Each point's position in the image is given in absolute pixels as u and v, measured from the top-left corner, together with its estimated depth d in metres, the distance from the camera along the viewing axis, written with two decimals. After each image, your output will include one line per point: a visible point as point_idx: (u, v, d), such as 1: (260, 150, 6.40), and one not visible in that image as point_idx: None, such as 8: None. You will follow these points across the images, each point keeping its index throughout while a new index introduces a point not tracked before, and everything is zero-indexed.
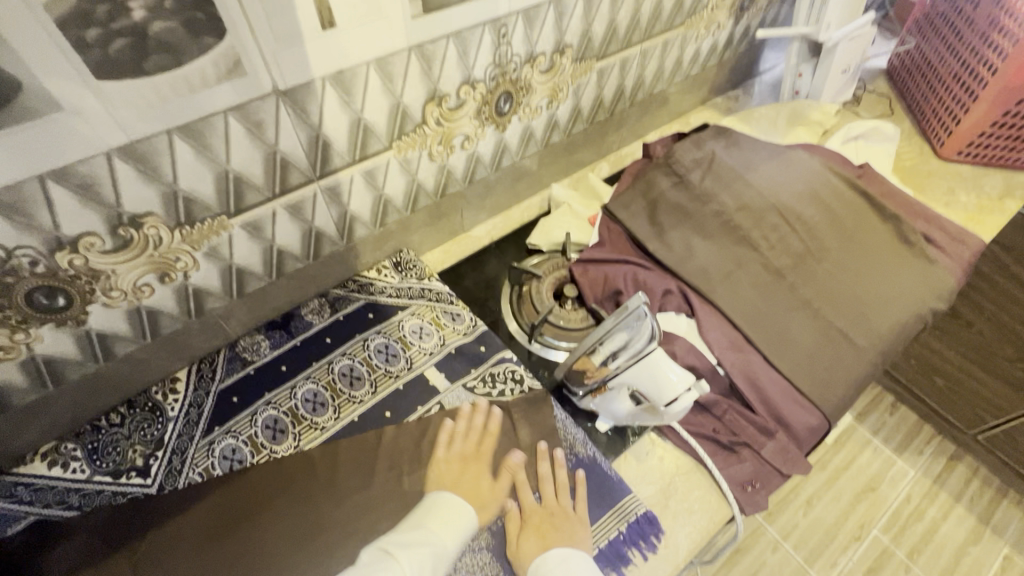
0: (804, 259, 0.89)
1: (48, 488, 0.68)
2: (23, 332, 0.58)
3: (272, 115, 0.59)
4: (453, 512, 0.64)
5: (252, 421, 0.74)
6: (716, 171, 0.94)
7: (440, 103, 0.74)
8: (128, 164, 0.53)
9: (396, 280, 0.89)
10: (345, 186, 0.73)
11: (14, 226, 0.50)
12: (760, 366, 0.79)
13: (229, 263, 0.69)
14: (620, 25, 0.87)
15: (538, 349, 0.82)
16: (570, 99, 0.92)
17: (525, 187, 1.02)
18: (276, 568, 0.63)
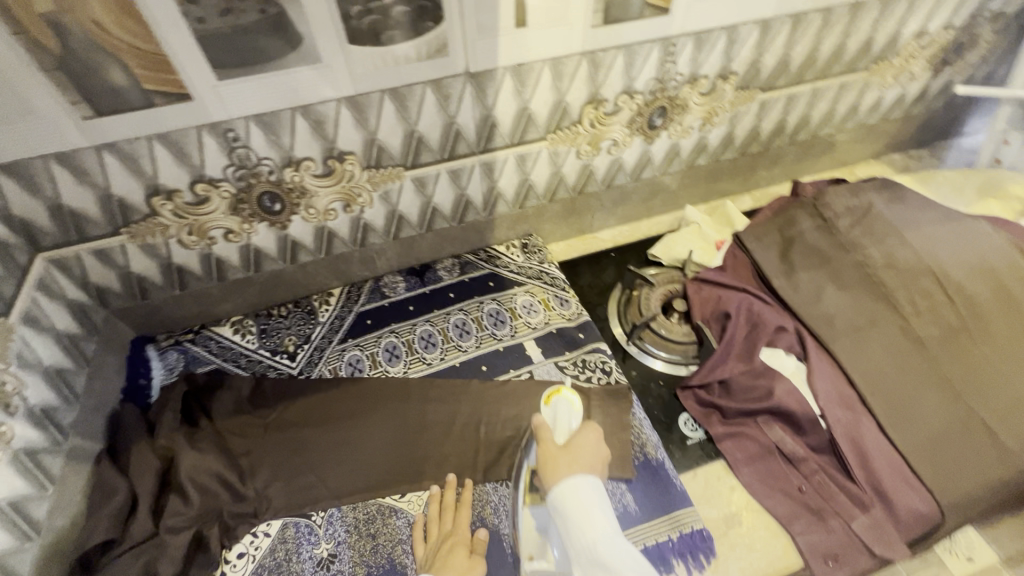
0: (958, 335, 0.80)
1: (229, 347, 0.88)
2: (249, 224, 0.78)
3: (458, 91, 0.72)
4: None
5: (378, 341, 0.89)
6: (870, 221, 0.88)
7: (597, 107, 0.82)
8: (349, 111, 0.69)
9: (520, 259, 0.98)
10: (499, 164, 0.84)
11: (267, 141, 0.69)
12: (869, 431, 0.73)
13: (394, 208, 0.84)
14: (793, 61, 0.87)
15: (635, 353, 0.85)
16: (724, 125, 0.94)
17: (659, 203, 1.06)
18: (365, 463, 0.75)
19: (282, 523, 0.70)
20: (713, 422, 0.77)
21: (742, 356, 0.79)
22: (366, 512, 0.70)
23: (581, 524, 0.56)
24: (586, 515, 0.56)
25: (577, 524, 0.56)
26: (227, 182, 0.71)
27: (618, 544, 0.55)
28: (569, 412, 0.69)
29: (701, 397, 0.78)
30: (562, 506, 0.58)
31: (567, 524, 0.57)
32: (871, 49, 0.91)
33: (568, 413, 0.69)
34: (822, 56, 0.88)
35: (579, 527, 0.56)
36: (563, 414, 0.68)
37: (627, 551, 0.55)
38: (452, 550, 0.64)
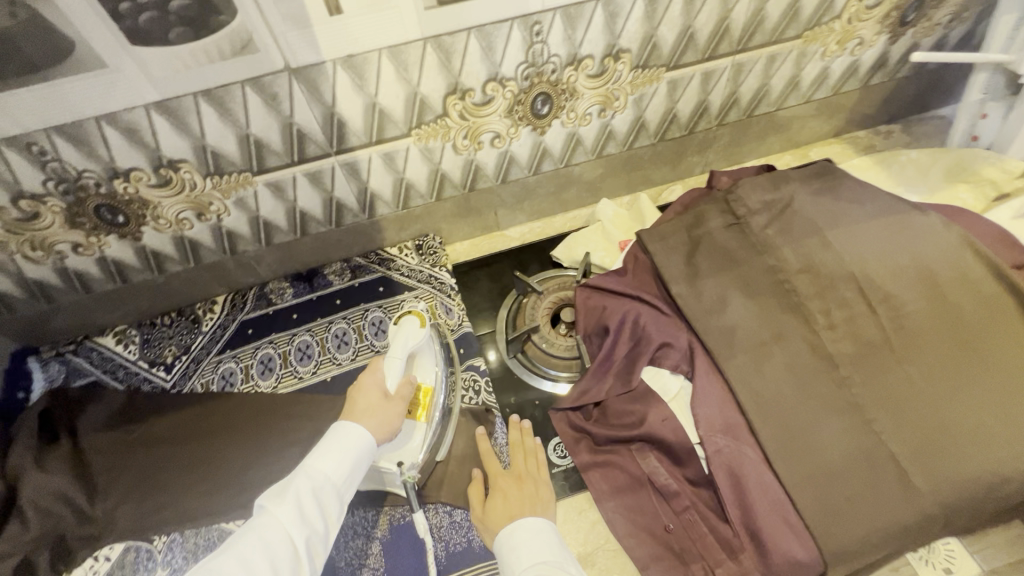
0: (877, 352, 0.69)
1: (109, 359, 0.86)
2: (96, 237, 0.74)
3: (285, 89, 0.65)
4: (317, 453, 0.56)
5: (254, 352, 0.85)
6: (788, 219, 0.77)
7: (463, 97, 0.73)
8: (163, 117, 0.63)
9: (414, 261, 0.91)
10: (364, 164, 0.77)
11: (80, 153, 0.64)
12: (753, 464, 0.64)
13: (257, 215, 0.79)
14: (699, 33, 0.75)
15: (516, 368, 0.78)
16: (630, 109, 0.83)
17: (573, 196, 0.96)
18: (217, 486, 0.73)
19: (124, 546, 0.68)
20: (581, 449, 0.70)
21: (621, 376, 0.71)
22: (206, 538, 0.69)
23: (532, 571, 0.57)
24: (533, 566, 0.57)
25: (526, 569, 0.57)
26: (52, 197, 0.67)
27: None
28: (413, 327, 0.65)
29: (573, 421, 0.71)
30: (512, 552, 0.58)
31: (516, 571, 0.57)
32: (800, 14, 0.77)
33: (411, 334, 0.64)
34: (736, 25, 0.76)
35: (529, 551, 0.56)
36: (399, 335, 0.64)
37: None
38: (375, 404, 0.60)
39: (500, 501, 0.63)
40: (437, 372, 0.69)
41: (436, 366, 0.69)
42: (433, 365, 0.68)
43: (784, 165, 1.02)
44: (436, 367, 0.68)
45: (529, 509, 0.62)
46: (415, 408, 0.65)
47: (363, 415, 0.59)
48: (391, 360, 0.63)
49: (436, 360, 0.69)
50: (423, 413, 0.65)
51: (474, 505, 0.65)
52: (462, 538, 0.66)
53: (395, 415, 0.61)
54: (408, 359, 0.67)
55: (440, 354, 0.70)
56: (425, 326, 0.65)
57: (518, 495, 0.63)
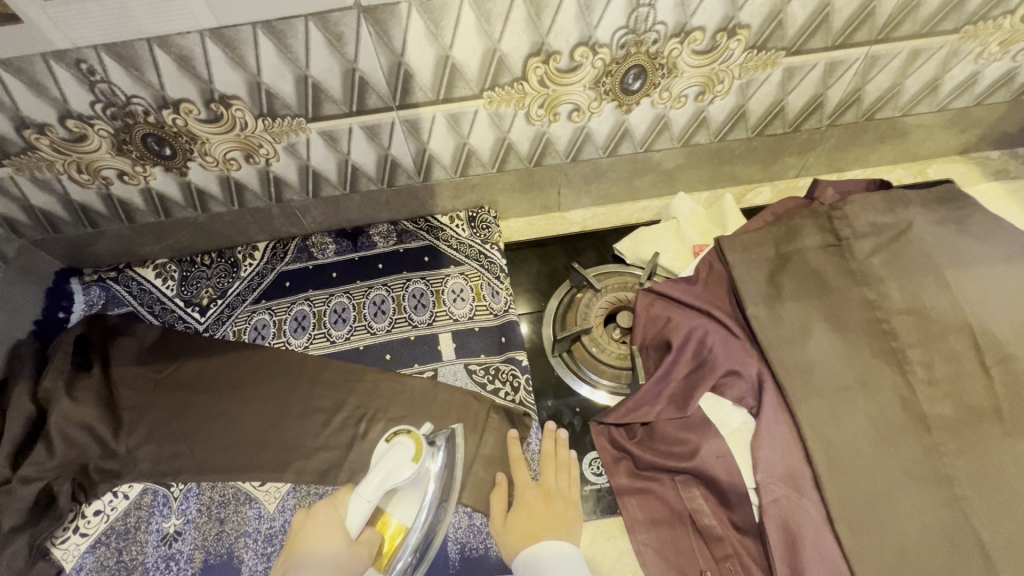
0: (984, 422, 0.59)
1: (147, 291, 0.85)
2: (142, 167, 0.71)
3: (353, 30, 0.57)
4: None
5: (289, 307, 0.82)
6: (900, 248, 0.66)
7: (547, 61, 0.64)
8: (219, 47, 0.57)
9: (464, 234, 0.85)
10: (426, 123, 0.70)
11: (130, 77, 0.59)
12: (812, 524, 0.57)
13: (307, 163, 0.74)
14: (836, 14, 0.63)
15: (558, 368, 0.73)
16: (733, 95, 0.72)
17: (646, 184, 0.87)
18: (236, 441, 0.71)
19: (142, 487, 0.68)
20: (619, 469, 0.64)
21: (676, 399, 0.64)
22: (221, 494, 0.67)
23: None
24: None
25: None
26: (100, 120, 0.64)
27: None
28: (402, 459, 0.53)
29: (615, 438, 0.65)
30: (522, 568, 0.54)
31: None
32: (966, 3, 0.64)
33: (393, 472, 0.52)
34: (883, 10, 0.63)
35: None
36: (381, 462, 0.52)
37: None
38: (332, 555, 0.49)
39: (523, 519, 0.59)
40: (419, 510, 0.56)
41: (421, 502, 0.56)
42: (415, 504, 0.56)
43: (894, 178, 0.89)
44: (418, 504, 0.56)
45: (551, 533, 0.57)
46: (379, 554, 0.54)
47: (314, 570, 0.48)
48: (361, 495, 0.51)
49: (424, 494, 0.56)
50: (385, 563, 0.54)
51: (497, 516, 0.61)
52: (480, 544, 0.62)
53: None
54: (388, 492, 0.55)
55: (431, 484, 0.57)
56: (416, 463, 0.52)
57: (541, 516, 0.59)
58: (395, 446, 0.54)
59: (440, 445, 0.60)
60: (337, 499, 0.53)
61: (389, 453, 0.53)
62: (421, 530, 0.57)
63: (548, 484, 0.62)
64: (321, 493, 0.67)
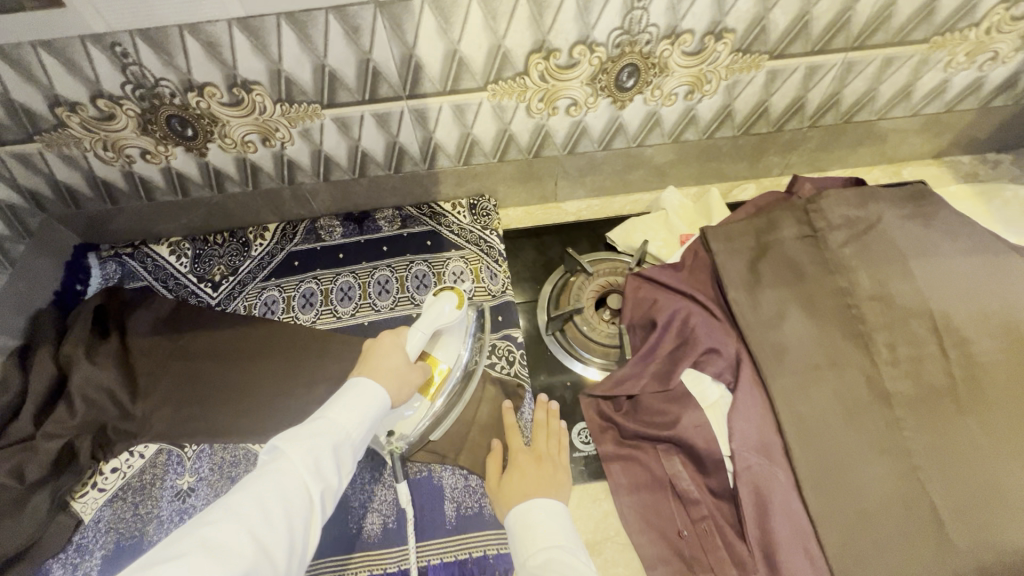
0: (940, 400, 0.64)
1: (162, 267, 0.89)
2: (164, 147, 0.75)
3: (369, 23, 0.62)
4: (343, 391, 0.56)
5: (298, 285, 0.86)
6: (870, 240, 0.72)
7: (547, 57, 0.69)
8: (244, 35, 0.62)
9: (465, 220, 0.90)
10: (433, 113, 0.75)
11: (160, 60, 0.64)
12: (782, 489, 0.62)
13: (319, 148, 0.78)
14: (815, 22, 0.68)
15: (551, 345, 0.77)
16: (720, 95, 0.77)
17: (638, 178, 0.92)
18: (245, 407, 0.75)
19: (157, 447, 0.72)
20: (606, 438, 0.69)
21: (660, 374, 0.69)
22: (232, 455, 0.71)
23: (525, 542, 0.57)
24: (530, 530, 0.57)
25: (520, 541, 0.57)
26: (129, 100, 0.68)
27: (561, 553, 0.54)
28: (447, 308, 0.63)
29: (602, 410, 0.70)
30: (511, 525, 0.59)
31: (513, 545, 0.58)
32: (934, 15, 0.69)
33: (442, 315, 0.63)
34: (858, 19, 0.69)
35: (533, 535, 0.56)
36: (433, 307, 0.63)
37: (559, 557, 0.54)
38: (397, 370, 0.59)
39: (516, 479, 0.63)
40: (458, 354, 0.68)
41: (459, 349, 0.68)
42: (456, 348, 0.67)
43: (872, 179, 0.94)
44: (458, 349, 0.68)
45: (540, 491, 0.61)
46: (428, 382, 0.66)
47: (384, 376, 0.58)
48: (415, 333, 0.61)
49: (461, 342, 0.68)
50: (433, 390, 0.66)
51: (492, 477, 0.66)
52: (474, 503, 0.66)
53: (411, 387, 0.61)
54: (435, 335, 0.66)
55: (467, 334, 0.69)
56: (461, 308, 0.63)
57: (532, 476, 0.63)
58: (442, 298, 0.64)
59: (474, 309, 0.71)
60: (396, 333, 0.62)
61: (437, 302, 0.64)
62: (459, 369, 0.69)
63: (539, 450, 0.67)
64: None
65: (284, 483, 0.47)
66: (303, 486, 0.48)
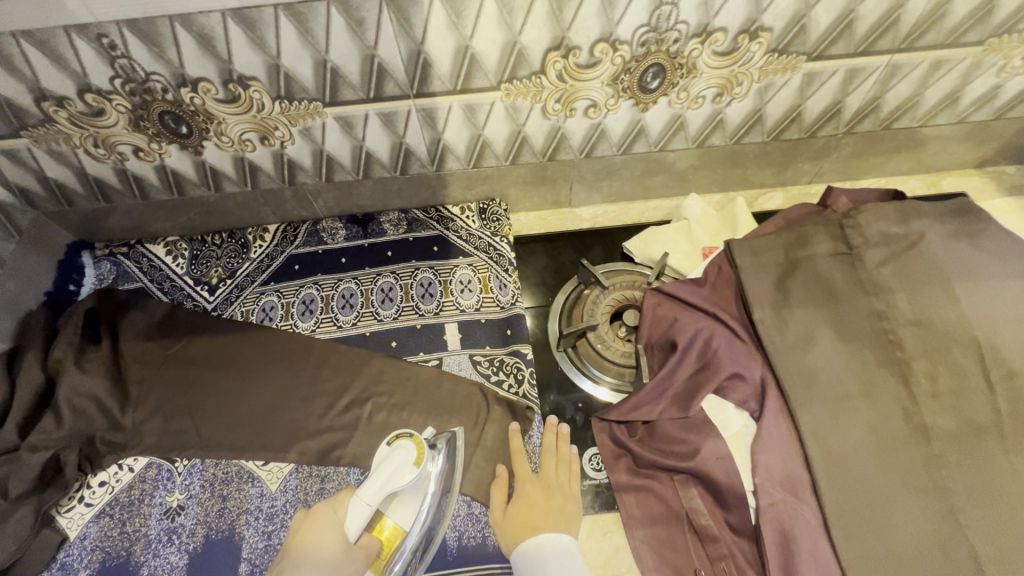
0: (984, 436, 0.59)
1: (158, 268, 0.86)
2: (158, 144, 0.71)
3: (374, 16, 0.57)
4: None
5: (297, 290, 0.82)
6: (911, 259, 0.66)
7: (566, 55, 0.64)
8: (240, 28, 0.58)
9: (474, 225, 0.85)
10: (442, 113, 0.70)
11: (150, 53, 0.59)
12: (808, 529, 0.58)
13: (321, 148, 0.74)
14: (860, 21, 0.63)
15: (562, 363, 0.73)
16: (751, 98, 0.72)
17: (658, 184, 0.86)
18: (239, 420, 0.71)
19: (147, 461, 0.69)
20: (619, 466, 0.64)
21: (679, 399, 0.64)
22: (224, 471, 0.68)
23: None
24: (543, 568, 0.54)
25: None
26: (119, 95, 0.64)
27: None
28: (403, 464, 0.54)
29: (615, 436, 0.66)
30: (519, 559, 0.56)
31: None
32: (992, 15, 0.63)
33: (393, 471, 0.54)
34: (908, 18, 0.63)
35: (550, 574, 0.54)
36: (383, 466, 0.54)
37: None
38: (328, 557, 0.51)
39: (524, 511, 0.60)
40: (416, 515, 0.57)
41: (418, 508, 0.57)
42: (413, 509, 0.57)
43: (908, 189, 0.89)
44: (417, 507, 0.57)
45: (551, 526, 0.58)
46: (378, 552, 0.55)
47: (308, 570, 0.50)
48: (363, 495, 0.53)
49: (420, 498, 0.57)
50: (384, 561, 0.55)
51: (497, 506, 0.62)
52: (477, 533, 0.63)
53: (348, 570, 0.51)
54: (388, 496, 0.56)
55: (428, 489, 0.58)
56: (414, 468, 0.54)
57: (541, 509, 0.60)
58: (399, 447, 0.55)
59: (441, 444, 0.61)
60: (335, 505, 0.55)
61: (389, 457, 0.55)
62: (416, 535, 0.57)
63: (547, 478, 0.63)
64: (322, 475, 0.67)
65: None
66: None
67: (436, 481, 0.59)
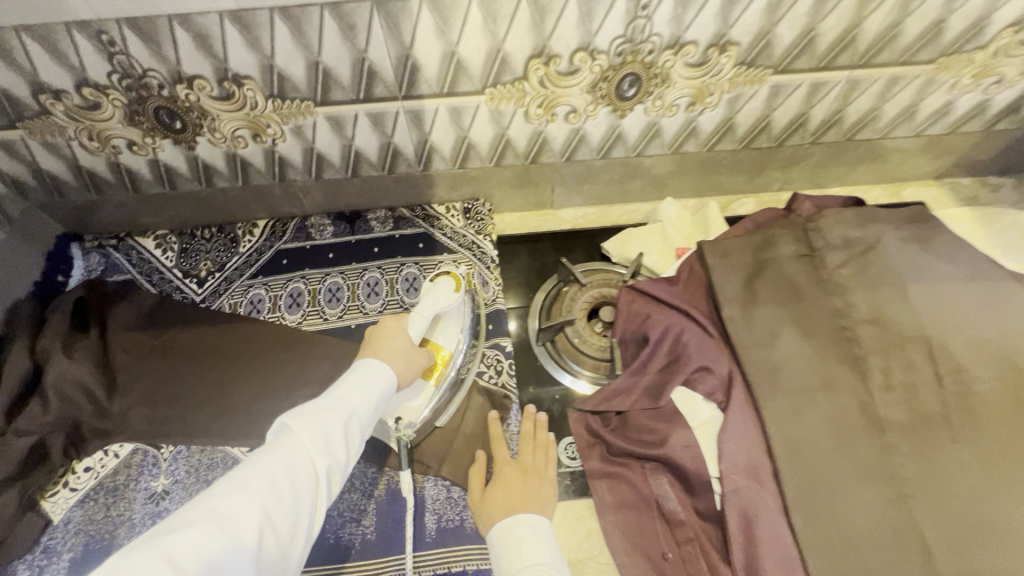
0: (933, 427, 0.63)
1: (146, 261, 0.87)
2: (152, 139, 0.73)
3: (365, 21, 0.61)
4: (350, 370, 0.56)
5: (285, 284, 0.84)
6: (868, 262, 0.70)
7: (547, 63, 0.67)
8: (236, 29, 0.60)
9: (459, 224, 0.88)
10: (429, 115, 0.73)
11: (148, 51, 0.62)
12: (770, 514, 0.61)
13: (312, 145, 0.76)
14: (821, 38, 0.67)
15: (541, 355, 0.76)
16: (722, 108, 0.76)
17: (636, 188, 0.90)
18: (225, 410, 0.73)
19: (133, 448, 0.70)
20: (593, 455, 0.67)
21: (651, 390, 0.68)
22: (209, 458, 0.70)
23: (510, 559, 0.55)
24: (515, 548, 0.55)
25: (505, 559, 0.55)
26: (115, 90, 0.66)
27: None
28: (444, 291, 0.66)
29: (590, 425, 0.68)
30: (495, 541, 0.57)
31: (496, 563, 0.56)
32: (942, 36, 0.68)
33: (440, 295, 0.66)
34: (864, 37, 0.67)
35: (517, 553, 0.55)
36: (430, 292, 0.66)
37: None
38: (403, 350, 0.61)
39: (501, 493, 0.62)
40: (459, 338, 0.71)
41: (460, 332, 0.71)
42: (457, 330, 0.70)
43: (872, 198, 0.93)
44: (459, 331, 0.70)
45: (526, 505, 0.60)
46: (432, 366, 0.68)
47: (392, 356, 0.60)
48: (417, 314, 0.65)
49: (461, 324, 0.71)
50: (437, 373, 0.68)
51: (476, 491, 0.64)
52: (455, 516, 0.65)
53: (420, 364, 0.63)
54: (435, 321, 0.69)
55: (467, 318, 0.72)
56: (459, 290, 0.67)
57: (518, 490, 0.62)
58: (442, 283, 0.67)
59: (471, 299, 0.74)
60: (399, 317, 0.66)
61: (434, 289, 0.67)
62: (461, 354, 0.71)
63: (524, 463, 0.65)
64: None
65: (291, 466, 0.46)
66: (311, 463, 0.47)
67: (469, 319, 0.73)
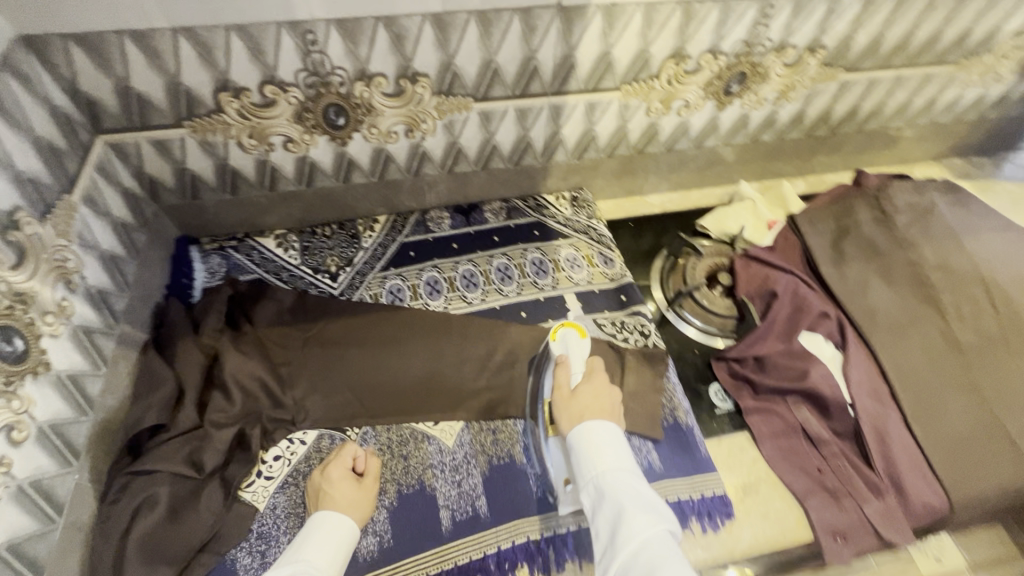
0: (999, 346, 0.78)
1: (271, 260, 0.86)
2: (310, 135, 0.76)
3: (545, 24, 0.69)
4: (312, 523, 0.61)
5: (419, 273, 0.87)
6: (929, 222, 0.88)
7: (679, 63, 0.78)
8: (432, 29, 0.66)
9: (568, 212, 0.96)
10: (568, 110, 0.82)
11: (345, 50, 0.66)
12: (895, 425, 0.73)
13: (456, 141, 0.82)
14: (885, 43, 0.84)
15: (671, 318, 0.87)
16: (799, 102, 0.91)
17: (713, 174, 1.03)
18: (399, 390, 0.76)
19: (317, 433, 0.72)
20: (743, 395, 0.79)
21: (780, 336, 0.79)
22: (398, 435, 0.72)
23: (595, 460, 0.61)
24: (601, 454, 0.61)
25: (589, 457, 0.61)
26: (296, 87, 0.69)
27: (634, 484, 0.58)
28: (571, 343, 0.76)
29: (733, 370, 0.81)
30: (578, 441, 0.63)
31: (578, 458, 0.62)
32: (967, 41, 0.87)
33: (572, 346, 0.75)
34: (915, 42, 0.85)
35: (592, 461, 0.61)
36: (566, 347, 0.75)
37: (630, 491, 0.57)
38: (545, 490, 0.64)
39: (582, 397, 0.67)
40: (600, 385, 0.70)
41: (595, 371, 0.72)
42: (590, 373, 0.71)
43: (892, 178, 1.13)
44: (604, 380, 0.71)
45: (607, 415, 0.65)
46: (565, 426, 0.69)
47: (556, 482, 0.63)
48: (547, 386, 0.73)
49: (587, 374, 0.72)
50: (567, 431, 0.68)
51: (558, 389, 0.70)
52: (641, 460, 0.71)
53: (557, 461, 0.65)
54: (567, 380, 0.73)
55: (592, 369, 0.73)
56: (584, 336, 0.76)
57: (594, 400, 0.67)
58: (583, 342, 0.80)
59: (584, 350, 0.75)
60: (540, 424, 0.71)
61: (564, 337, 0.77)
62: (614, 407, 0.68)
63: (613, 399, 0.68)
64: (493, 429, 0.74)
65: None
66: None
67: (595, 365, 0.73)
